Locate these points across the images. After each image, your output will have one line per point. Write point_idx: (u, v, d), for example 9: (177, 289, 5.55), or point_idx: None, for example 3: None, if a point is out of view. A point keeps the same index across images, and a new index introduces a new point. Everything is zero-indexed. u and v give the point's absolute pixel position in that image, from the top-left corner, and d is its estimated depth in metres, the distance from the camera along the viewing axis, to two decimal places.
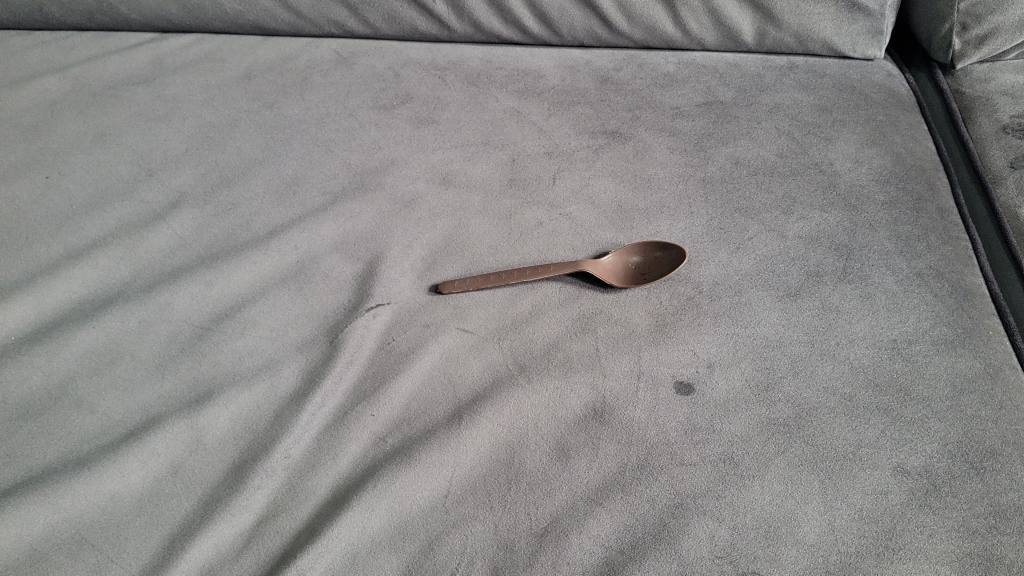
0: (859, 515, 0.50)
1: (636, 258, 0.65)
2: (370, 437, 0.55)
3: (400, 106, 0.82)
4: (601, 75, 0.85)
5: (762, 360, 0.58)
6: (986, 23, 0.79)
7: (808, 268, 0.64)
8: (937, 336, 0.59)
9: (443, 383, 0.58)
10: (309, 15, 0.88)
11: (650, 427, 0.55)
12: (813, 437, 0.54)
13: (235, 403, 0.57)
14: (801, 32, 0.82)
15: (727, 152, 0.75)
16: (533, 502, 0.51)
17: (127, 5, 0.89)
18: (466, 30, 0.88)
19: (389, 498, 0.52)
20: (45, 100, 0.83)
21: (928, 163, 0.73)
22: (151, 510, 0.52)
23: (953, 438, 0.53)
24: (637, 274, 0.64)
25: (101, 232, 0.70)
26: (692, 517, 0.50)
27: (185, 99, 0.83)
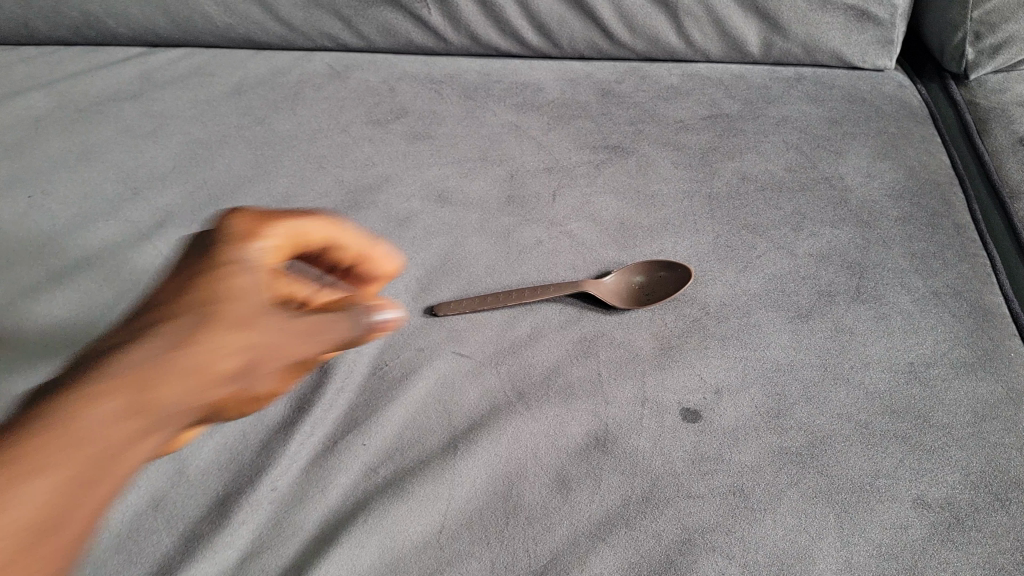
0: (879, 552, 0.47)
1: (639, 277, 0.63)
2: (361, 467, 0.53)
3: (395, 120, 0.79)
4: (602, 87, 0.82)
5: (772, 385, 0.55)
6: (1001, 32, 0.76)
7: (819, 287, 0.62)
8: (956, 359, 0.57)
9: (438, 410, 0.56)
10: (302, 28, 0.86)
11: (655, 457, 0.52)
12: (827, 466, 0.51)
13: (220, 433, 0.55)
14: (809, 42, 0.80)
15: (733, 166, 0.72)
16: (532, 538, 0.49)
17: (115, 18, 0.87)
18: (463, 42, 0.86)
19: (380, 533, 0.49)
20: (29, 117, 0.81)
21: (943, 176, 0.70)
22: (130, 547, 0.49)
23: (976, 466, 0.51)
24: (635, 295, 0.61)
25: (84, 252, 0.67)
26: (700, 553, 0.47)
27: (173, 114, 0.81)
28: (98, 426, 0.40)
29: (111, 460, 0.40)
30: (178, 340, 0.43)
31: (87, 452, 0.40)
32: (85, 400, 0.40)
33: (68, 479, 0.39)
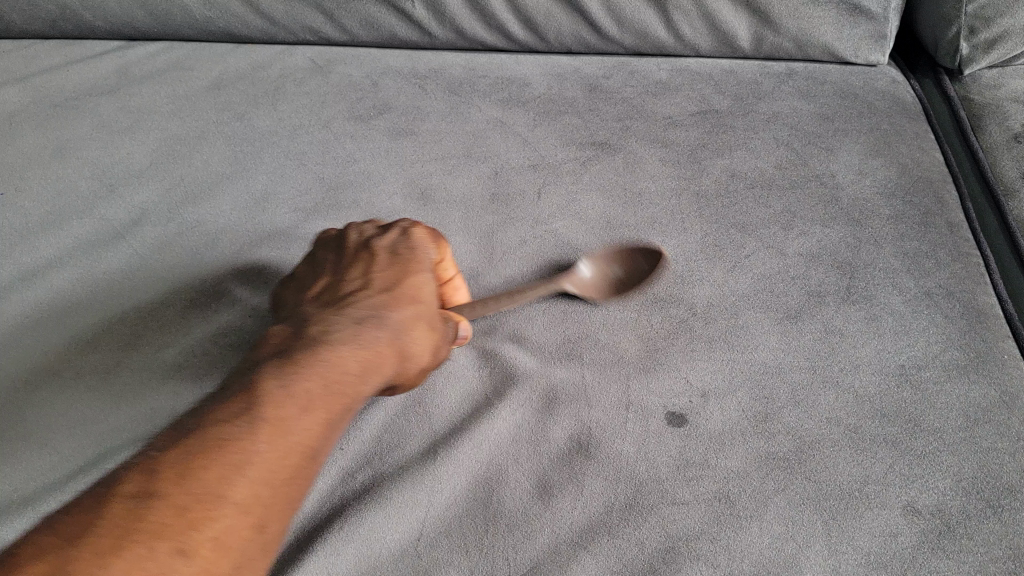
0: (867, 560, 0.46)
1: (617, 268, 0.62)
2: (338, 473, 0.52)
3: (379, 116, 0.78)
4: (589, 82, 0.81)
5: (759, 388, 0.54)
6: (995, 27, 0.75)
7: (809, 288, 0.60)
8: (948, 361, 0.55)
9: (417, 413, 0.54)
10: (284, 21, 0.84)
11: (639, 462, 0.51)
12: (815, 472, 0.50)
13: None
14: (800, 36, 0.79)
15: (722, 163, 0.71)
16: (512, 546, 0.47)
17: (92, 11, 0.85)
18: (448, 36, 0.84)
19: (357, 541, 0.48)
20: (4, 111, 0.79)
21: (936, 174, 0.69)
22: None
23: (967, 472, 0.50)
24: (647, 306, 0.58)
25: (57, 252, 0.65)
26: (684, 562, 0.46)
27: (151, 110, 0.79)
28: (287, 448, 0.45)
29: (304, 463, 0.46)
30: (322, 379, 0.48)
31: (278, 482, 0.44)
32: (282, 427, 0.45)
33: (265, 502, 0.43)
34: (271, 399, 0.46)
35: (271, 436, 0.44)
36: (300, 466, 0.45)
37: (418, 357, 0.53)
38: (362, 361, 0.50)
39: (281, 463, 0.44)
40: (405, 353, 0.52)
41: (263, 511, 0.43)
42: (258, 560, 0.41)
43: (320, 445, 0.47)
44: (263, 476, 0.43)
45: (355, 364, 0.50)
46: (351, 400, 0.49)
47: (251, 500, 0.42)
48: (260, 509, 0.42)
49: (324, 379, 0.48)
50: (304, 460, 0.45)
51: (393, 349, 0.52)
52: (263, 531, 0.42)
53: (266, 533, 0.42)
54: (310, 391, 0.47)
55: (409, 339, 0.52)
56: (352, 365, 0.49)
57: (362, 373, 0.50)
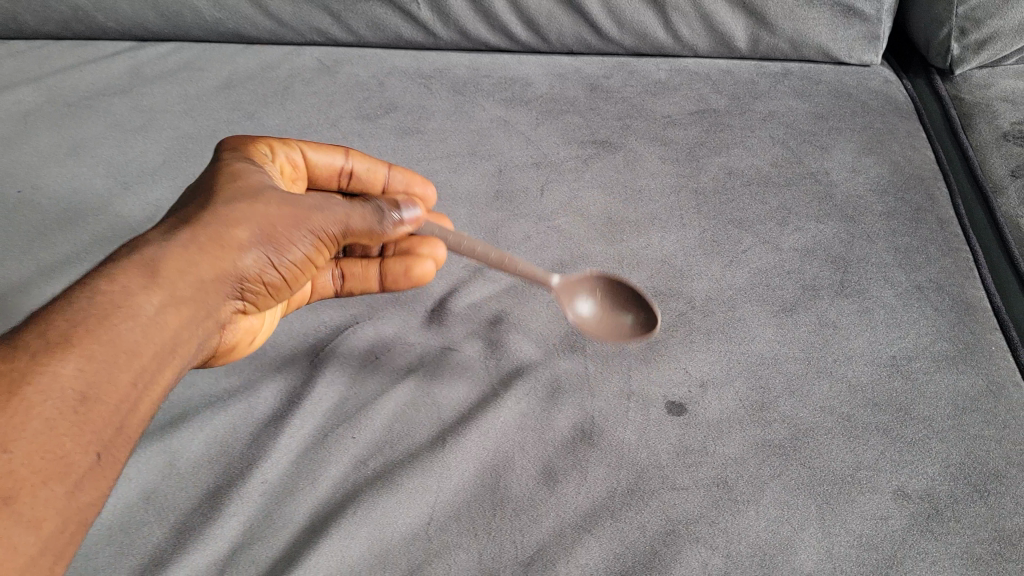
0: (859, 542, 0.48)
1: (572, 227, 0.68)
2: (350, 461, 0.54)
3: (385, 115, 0.79)
4: (590, 82, 0.83)
5: (756, 378, 0.56)
6: (986, 28, 0.77)
7: (804, 282, 0.62)
8: (937, 352, 0.57)
9: (426, 404, 0.56)
10: (291, 22, 0.86)
11: (640, 450, 0.53)
12: (810, 459, 0.52)
13: (210, 425, 0.56)
14: (795, 37, 0.81)
15: (720, 161, 0.73)
16: (518, 530, 0.49)
17: (104, 13, 0.87)
18: (453, 37, 0.86)
19: (370, 525, 0.50)
20: (19, 111, 0.81)
21: (927, 171, 0.71)
22: (121, 540, 0.50)
23: (955, 458, 0.52)
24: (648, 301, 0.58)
25: (74, 247, 0.67)
26: (685, 544, 0.48)
27: (163, 109, 0.81)
28: (95, 371, 0.42)
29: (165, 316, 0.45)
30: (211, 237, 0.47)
31: (76, 410, 0.40)
32: (79, 356, 0.41)
33: (58, 437, 0.39)
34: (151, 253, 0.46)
35: (49, 372, 0.40)
36: (129, 381, 0.43)
37: (325, 212, 0.50)
38: (230, 229, 0.48)
39: (89, 385, 0.41)
40: (298, 209, 0.50)
41: (65, 446, 0.40)
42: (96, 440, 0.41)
43: (153, 360, 0.44)
44: (50, 412, 0.40)
45: (236, 232, 0.48)
46: (247, 267, 0.49)
47: (41, 432, 0.39)
48: (65, 439, 0.40)
49: (192, 254, 0.47)
50: (140, 369, 0.44)
51: (281, 208, 0.49)
52: (70, 469, 0.39)
53: (76, 467, 0.40)
54: (115, 312, 0.43)
55: (302, 196, 0.50)
56: (206, 235, 0.47)
57: (249, 231, 0.48)
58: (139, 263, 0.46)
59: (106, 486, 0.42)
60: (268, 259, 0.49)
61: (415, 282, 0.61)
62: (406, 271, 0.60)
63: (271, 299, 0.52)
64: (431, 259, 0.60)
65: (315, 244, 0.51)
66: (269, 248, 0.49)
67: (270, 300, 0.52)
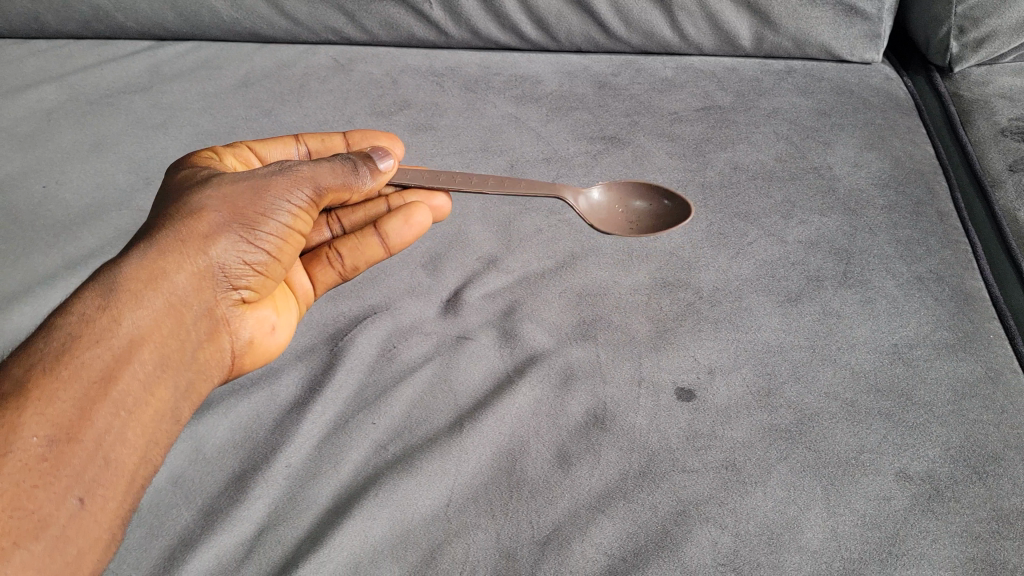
0: (863, 521, 0.50)
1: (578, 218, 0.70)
2: (370, 445, 0.56)
3: (398, 112, 0.81)
4: (599, 80, 0.84)
5: (762, 365, 0.58)
6: (984, 26, 0.79)
7: (808, 273, 0.64)
8: (938, 341, 0.59)
9: (444, 390, 0.58)
10: (306, 21, 0.88)
11: (652, 434, 0.55)
12: (815, 442, 0.54)
13: (235, 412, 0.58)
14: (799, 36, 0.83)
15: (726, 156, 0.75)
16: (534, 511, 0.51)
17: (123, 13, 0.88)
18: (464, 36, 0.88)
19: (391, 506, 0.52)
20: (42, 109, 0.83)
21: (927, 166, 0.73)
22: (152, 521, 0.52)
23: (955, 442, 0.53)
24: (668, 208, 0.62)
25: (99, 241, 0.69)
26: (695, 524, 0.50)
27: (182, 107, 0.83)
28: (64, 412, 0.44)
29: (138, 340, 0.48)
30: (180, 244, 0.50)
31: (43, 463, 0.42)
32: (43, 401, 0.43)
33: (31, 490, 0.41)
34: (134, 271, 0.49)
35: (17, 434, 0.42)
36: (105, 413, 0.46)
37: (277, 180, 0.52)
38: (195, 223, 0.50)
39: (59, 430, 0.43)
40: (254, 183, 0.51)
41: (37, 499, 0.41)
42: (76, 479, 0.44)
43: (129, 384, 0.47)
44: (16, 468, 0.41)
45: (202, 223, 0.50)
46: (225, 253, 0.51)
47: (13, 491, 0.40)
48: (39, 492, 0.41)
49: (162, 258, 0.50)
50: (112, 399, 0.46)
51: (243, 189, 0.51)
52: (47, 522, 0.41)
53: (52, 520, 0.42)
54: (88, 342, 0.46)
55: (263, 171, 0.52)
56: (170, 242, 0.50)
57: (214, 218, 0.51)
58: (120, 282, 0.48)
59: (94, 532, 0.44)
60: (241, 239, 0.51)
61: (416, 231, 0.61)
62: (405, 223, 0.60)
63: (268, 278, 0.54)
64: (425, 210, 0.61)
65: (291, 211, 0.52)
66: (237, 229, 0.51)
67: (268, 279, 0.55)
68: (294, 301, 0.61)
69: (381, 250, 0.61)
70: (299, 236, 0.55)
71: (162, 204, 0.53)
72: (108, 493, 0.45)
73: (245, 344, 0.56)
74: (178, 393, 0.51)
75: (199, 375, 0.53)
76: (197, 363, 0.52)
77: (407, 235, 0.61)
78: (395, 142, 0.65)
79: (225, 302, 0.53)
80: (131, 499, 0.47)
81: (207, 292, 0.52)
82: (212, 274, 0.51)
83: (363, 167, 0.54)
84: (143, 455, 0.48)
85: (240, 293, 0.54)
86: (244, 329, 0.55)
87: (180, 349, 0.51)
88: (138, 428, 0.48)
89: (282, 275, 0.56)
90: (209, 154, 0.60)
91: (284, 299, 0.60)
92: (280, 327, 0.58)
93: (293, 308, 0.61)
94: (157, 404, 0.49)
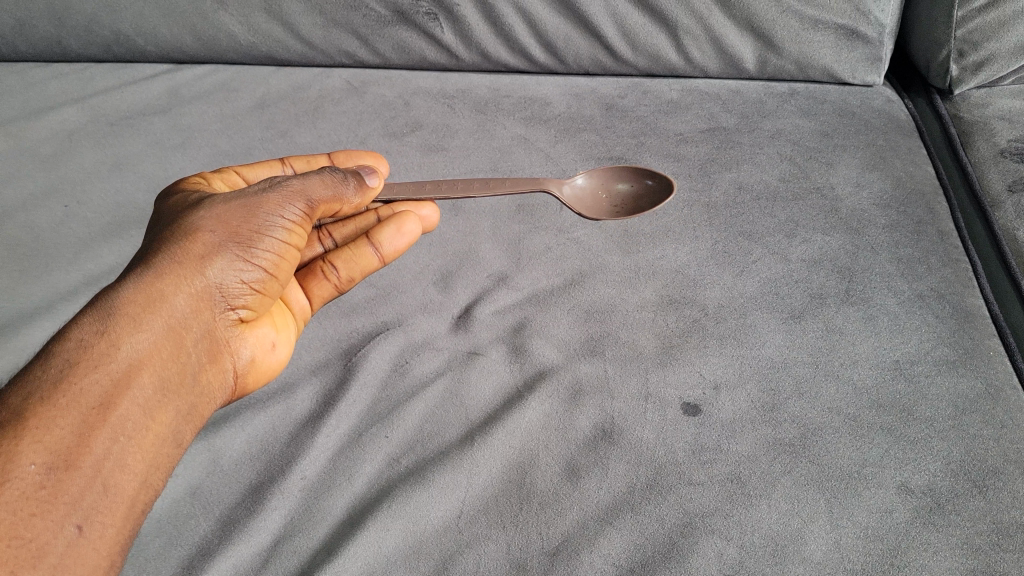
0: (865, 533, 0.51)
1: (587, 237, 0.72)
2: (384, 458, 0.57)
3: (410, 133, 0.83)
4: (606, 102, 0.86)
5: (767, 381, 0.59)
6: (983, 50, 0.81)
7: (811, 290, 0.66)
8: (939, 357, 0.61)
9: (455, 405, 0.60)
10: (320, 45, 0.90)
11: (658, 447, 0.56)
12: (818, 456, 0.55)
13: (251, 425, 0.59)
14: (802, 59, 0.85)
15: (730, 177, 0.76)
16: (544, 522, 0.52)
17: (143, 37, 0.91)
18: (474, 59, 0.90)
19: (404, 518, 0.53)
20: (64, 130, 0.85)
21: (928, 187, 0.75)
22: (171, 532, 0.53)
23: (956, 456, 0.55)
24: (649, 187, 0.72)
25: (119, 258, 0.70)
26: (701, 535, 0.51)
27: (200, 128, 0.85)
28: (62, 439, 0.44)
29: (136, 365, 0.48)
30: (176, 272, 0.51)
31: (41, 491, 0.42)
32: (40, 430, 0.44)
33: (28, 519, 0.41)
34: (129, 298, 0.50)
35: (14, 463, 0.42)
36: (104, 440, 0.46)
37: (271, 197, 0.55)
38: (191, 245, 0.52)
39: (57, 458, 0.43)
40: (246, 203, 0.54)
41: (34, 528, 0.41)
42: (77, 505, 0.44)
43: (129, 409, 0.48)
44: (14, 497, 0.41)
45: (199, 245, 0.52)
46: (223, 273, 0.53)
47: (10, 521, 0.41)
48: (36, 520, 0.42)
49: (160, 283, 0.50)
50: (111, 424, 0.47)
51: (237, 208, 0.54)
52: (45, 550, 0.42)
53: (50, 548, 0.42)
54: (86, 368, 0.47)
55: (254, 192, 0.55)
56: (166, 269, 0.51)
57: (210, 239, 0.52)
58: (118, 309, 0.49)
59: (93, 560, 0.44)
60: (238, 257, 0.53)
61: (408, 240, 0.64)
62: (397, 232, 0.63)
63: (265, 295, 0.57)
64: (414, 220, 0.64)
65: (286, 226, 0.55)
66: (235, 248, 0.53)
67: (264, 297, 0.57)
68: (293, 319, 0.63)
69: (375, 261, 0.63)
70: (293, 253, 0.57)
71: (156, 232, 0.55)
72: (106, 520, 0.45)
73: (247, 363, 0.57)
74: (179, 416, 0.51)
75: (201, 398, 0.54)
76: (199, 385, 0.53)
77: (400, 245, 0.63)
78: (381, 162, 0.71)
79: (224, 323, 0.55)
80: (131, 525, 0.47)
81: (207, 313, 0.53)
82: (211, 294, 0.53)
83: (350, 178, 0.58)
84: (143, 481, 0.48)
85: (238, 313, 0.56)
86: (245, 348, 0.57)
87: (180, 372, 0.51)
88: (138, 454, 0.48)
89: (277, 293, 0.59)
90: (200, 179, 0.63)
91: (282, 317, 0.61)
92: (280, 345, 0.60)
93: (292, 325, 0.62)
94: (157, 428, 0.50)
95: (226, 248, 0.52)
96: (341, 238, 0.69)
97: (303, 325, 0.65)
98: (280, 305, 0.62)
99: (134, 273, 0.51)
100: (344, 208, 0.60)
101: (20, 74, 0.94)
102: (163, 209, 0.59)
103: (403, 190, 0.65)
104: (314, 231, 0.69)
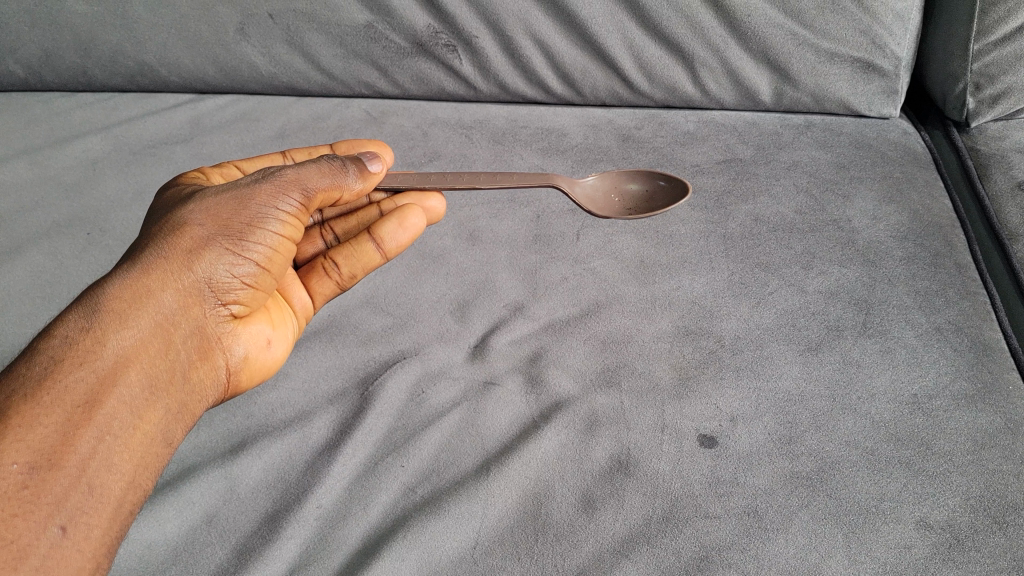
0: (883, 569, 0.50)
1: (603, 267, 0.72)
2: (400, 487, 0.57)
3: (428, 163, 0.84)
4: (623, 133, 0.87)
5: (784, 414, 0.59)
6: (999, 83, 0.81)
7: (828, 322, 0.66)
8: (958, 391, 0.60)
9: (471, 434, 0.60)
10: (341, 75, 0.91)
11: (675, 480, 0.56)
12: (836, 490, 0.54)
13: (268, 454, 0.59)
14: (817, 91, 0.85)
15: (747, 208, 0.77)
16: (559, 553, 0.52)
17: (167, 67, 0.92)
18: (492, 90, 0.91)
19: (419, 548, 0.53)
20: (87, 159, 0.86)
21: (945, 219, 0.74)
22: (187, 559, 0.54)
23: (976, 492, 0.54)
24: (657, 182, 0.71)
25: None
26: (717, 569, 0.51)
27: (221, 156, 0.86)
28: (46, 437, 0.45)
29: (121, 361, 0.49)
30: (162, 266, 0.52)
31: (23, 491, 0.43)
32: (23, 428, 0.44)
33: (9, 520, 0.42)
34: (117, 295, 0.51)
35: None
36: (88, 438, 0.47)
37: (263, 186, 0.55)
38: (179, 241, 0.53)
39: (39, 458, 0.44)
40: (238, 194, 0.55)
41: (16, 529, 0.42)
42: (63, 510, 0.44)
43: (116, 407, 0.48)
44: None
45: (187, 239, 0.53)
46: (213, 266, 0.54)
47: None
48: (18, 521, 0.42)
49: (147, 280, 0.52)
50: (97, 422, 0.47)
51: (228, 200, 0.55)
52: (26, 552, 0.42)
53: (32, 549, 0.42)
54: (71, 365, 0.48)
55: (246, 183, 0.56)
56: (154, 265, 0.52)
57: (199, 232, 0.53)
58: (105, 306, 0.50)
59: (76, 562, 0.44)
60: (229, 251, 0.54)
61: (411, 234, 0.65)
62: (399, 226, 0.64)
63: (258, 290, 0.57)
64: (418, 214, 0.65)
65: (280, 218, 0.56)
66: (224, 241, 0.54)
67: (257, 291, 0.57)
68: (292, 315, 0.65)
69: (378, 256, 0.65)
70: (288, 245, 0.58)
71: (150, 224, 0.56)
72: (92, 521, 0.45)
73: (240, 361, 0.58)
74: (169, 415, 0.52)
75: (192, 396, 0.54)
76: (190, 384, 0.54)
77: (403, 239, 0.65)
78: (386, 150, 0.70)
79: (216, 319, 0.56)
80: (116, 526, 0.47)
81: (197, 309, 0.54)
82: (200, 289, 0.54)
83: (350, 166, 0.58)
84: (131, 481, 0.49)
85: (231, 308, 0.57)
86: (238, 345, 0.58)
87: (169, 371, 0.52)
88: (126, 452, 0.48)
89: (272, 288, 0.59)
90: (197, 174, 0.65)
91: (280, 313, 0.63)
92: (276, 341, 0.61)
93: (290, 321, 0.64)
94: (145, 427, 0.50)
95: (215, 241, 0.53)
96: (342, 233, 0.70)
97: (303, 322, 0.67)
98: (278, 301, 0.64)
99: (122, 270, 0.53)
100: (344, 196, 0.59)
101: (46, 103, 0.96)
102: (161, 202, 0.60)
103: (407, 180, 0.64)
104: (316, 226, 0.70)
